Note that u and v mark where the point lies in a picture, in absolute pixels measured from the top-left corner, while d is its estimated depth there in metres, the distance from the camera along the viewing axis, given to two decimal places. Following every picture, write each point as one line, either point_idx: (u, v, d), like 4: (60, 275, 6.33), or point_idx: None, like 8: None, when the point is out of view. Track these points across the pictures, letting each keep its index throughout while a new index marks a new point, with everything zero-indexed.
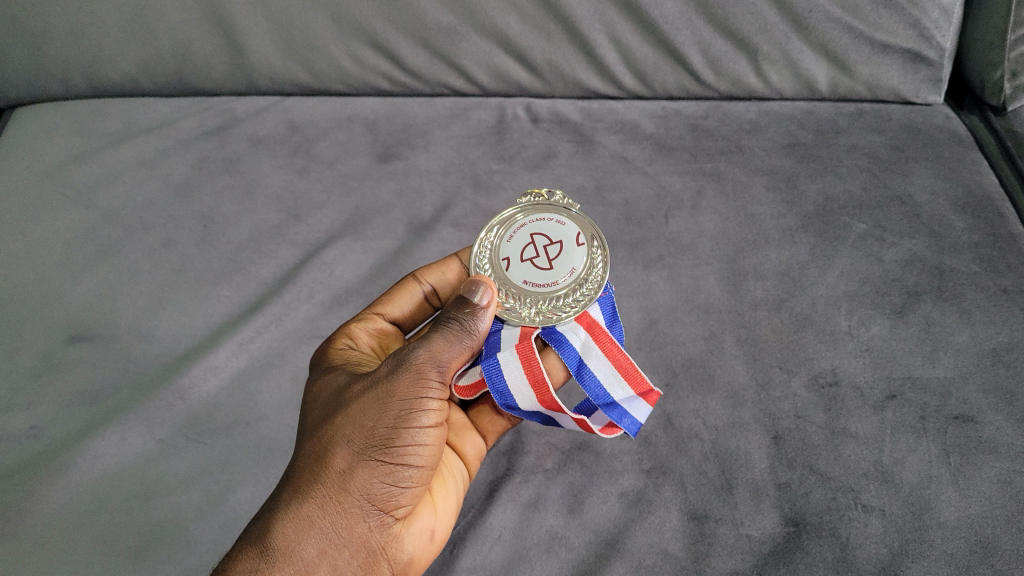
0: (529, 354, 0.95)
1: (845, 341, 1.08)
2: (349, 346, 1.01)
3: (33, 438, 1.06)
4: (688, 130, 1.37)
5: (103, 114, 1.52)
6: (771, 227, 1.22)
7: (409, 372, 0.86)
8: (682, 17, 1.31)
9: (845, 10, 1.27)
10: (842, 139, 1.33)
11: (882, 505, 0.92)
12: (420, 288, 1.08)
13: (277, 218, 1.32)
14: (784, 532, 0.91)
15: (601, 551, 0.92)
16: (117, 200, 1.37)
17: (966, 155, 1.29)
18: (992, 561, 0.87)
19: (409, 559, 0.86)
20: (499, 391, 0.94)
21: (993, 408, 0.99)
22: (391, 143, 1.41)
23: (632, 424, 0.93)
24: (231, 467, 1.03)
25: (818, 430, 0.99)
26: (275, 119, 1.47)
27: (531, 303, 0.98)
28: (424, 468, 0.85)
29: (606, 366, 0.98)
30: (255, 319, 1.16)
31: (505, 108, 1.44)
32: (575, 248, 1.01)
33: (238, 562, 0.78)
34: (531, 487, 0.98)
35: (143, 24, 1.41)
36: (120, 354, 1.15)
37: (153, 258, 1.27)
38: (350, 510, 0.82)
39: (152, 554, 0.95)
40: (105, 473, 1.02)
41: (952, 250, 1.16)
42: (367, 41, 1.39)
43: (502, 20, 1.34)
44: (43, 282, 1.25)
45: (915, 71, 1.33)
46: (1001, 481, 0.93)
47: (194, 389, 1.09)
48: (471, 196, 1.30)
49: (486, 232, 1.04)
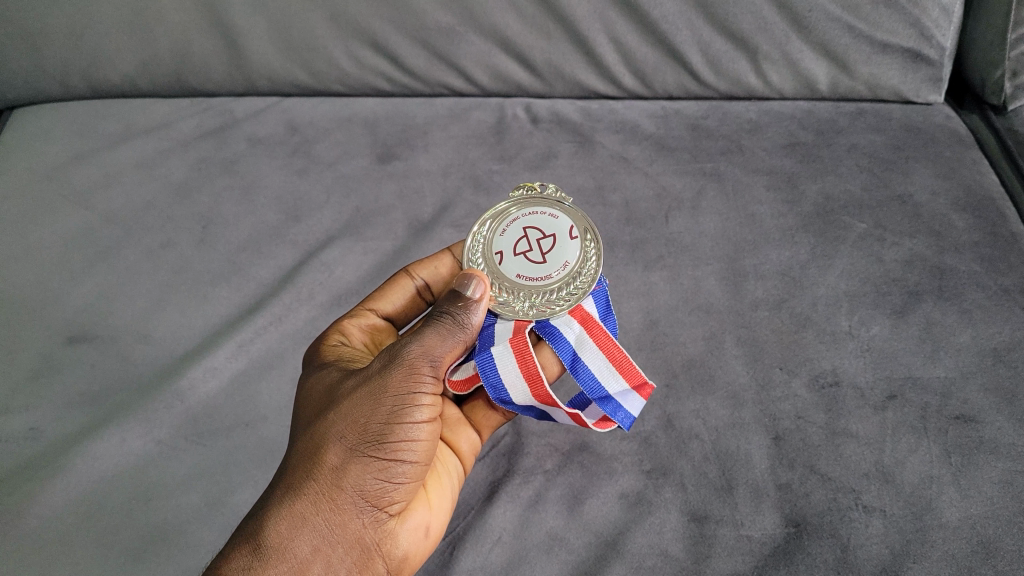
0: (523, 348, 0.93)
1: (845, 341, 1.07)
2: (342, 342, 1.01)
3: (32, 440, 1.06)
4: (688, 130, 1.37)
5: (102, 116, 1.52)
6: (772, 227, 1.22)
7: (402, 368, 0.85)
8: (683, 17, 1.30)
9: (845, 9, 1.26)
10: (842, 139, 1.33)
11: (883, 506, 0.92)
12: (413, 283, 1.08)
13: (276, 219, 1.32)
14: (784, 533, 0.90)
15: (601, 552, 0.92)
16: (116, 201, 1.37)
17: (965, 155, 1.28)
18: (994, 562, 0.87)
19: (404, 554, 0.86)
20: (493, 385, 0.92)
21: (994, 408, 0.99)
22: (390, 144, 1.41)
23: (626, 418, 0.93)
24: (231, 469, 1.03)
25: (818, 430, 0.99)
26: (275, 120, 1.48)
27: (524, 297, 0.98)
28: (417, 463, 0.85)
29: (600, 359, 0.97)
30: (254, 320, 1.16)
31: (505, 108, 1.44)
32: (568, 241, 1.01)
33: (232, 560, 0.78)
34: (530, 487, 0.98)
35: (142, 24, 1.41)
36: (120, 355, 1.15)
37: (152, 259, 1.27)
38: (343, 506, 0.82)
39: (152, 556, 0.95)
40: (105, 474, 1.02)
41: (952, 250, 1.16)
42: (366, 42, 1.39)
43: (502, 20, 1.34)
44: (42, 284, 1.25)
45: (915, 70, 1.32)
46: (1003, 481, 0.93)
47: (193, 391, 1.09)
48: (472, 197, 1.30)
49: (480, 226, 1.04)
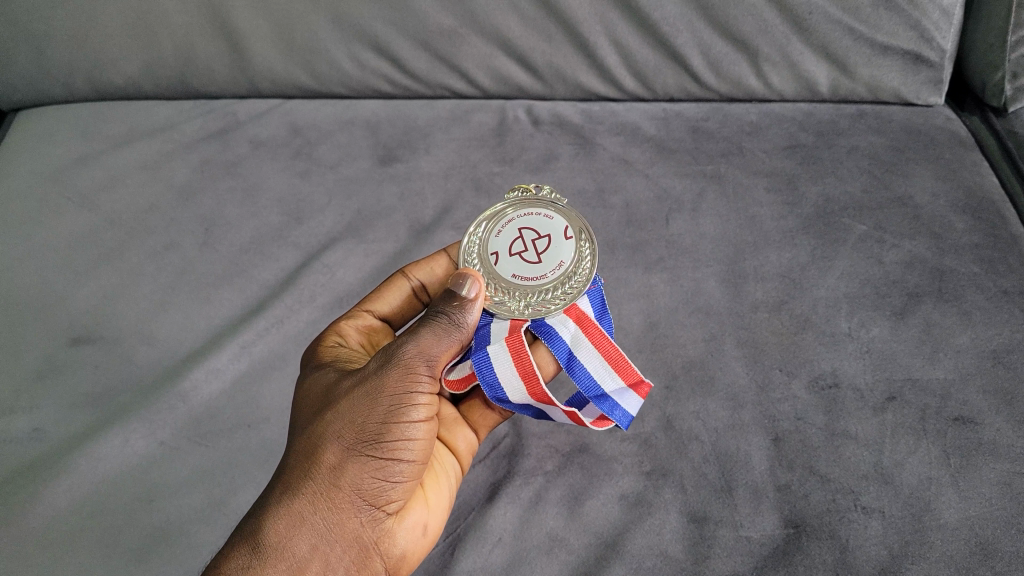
0: (519, 346, 0.94)
1: (845, 343, 1.08)
2: (339, 343, 1.01)
3: (36, 441, 1.07)
4: (689, 131, 1.38)
5: (106, 117, 1.53)
6: (772, 229, 1.23)
7: (398, 368, 0.86)
8: (683, 19, 1.30)
9: (845, 12, 1.26)
10: (843, 141, 1.34)
11: (882, 507, 0.93)
12: (409, 283, 1.09)
13: (278, 220, 1.32)
14: (783, 534, 0.91)
15: (601, 553, 0.92)
16: (120, 203, 1.38)
17: (966, 157, 1.29)
18: (992, 563, 0.87)
19: (402, 553, 0.87)
20: (489, 384, 0.93)
21: (993, 410, 1.00)
22: (392, 146, 1.41)
23: (623, 416, 0.94)
24: (234, 469, 1.03)
25: (817, 432, 0.99)
26: (277, 121, 1.48)
27: (520, 297, 0.99)
28: (415, 463, 0.86)
29: (596, 359, 0.97)
30: (257, 321, 1.17)
31: (507, 110, 1.45)
32: (563, 242, 1.01)
33: (230, 559, 0.79)
34: (530, 488, 0.98)
35: (145, 28, 1.41)
36: (122, 356, 1.16)
37: (156, 260, 1.28)
38: (341, 505, 0.82)
39: (154, 557, 0.96)
40: (109, 475, 1.03)
41: (952, 251, 1.17)
42: (369, 44, 1.40)
43: (503, 22, 1.34)
44: (46, 285, 1.26)
45: (915, 72, 1.33)
46: (1001, 482, 0.93)
47: (196, 392, 1.10)
48: (473, 199, 1.31)
49: (475, 227, 1.04)
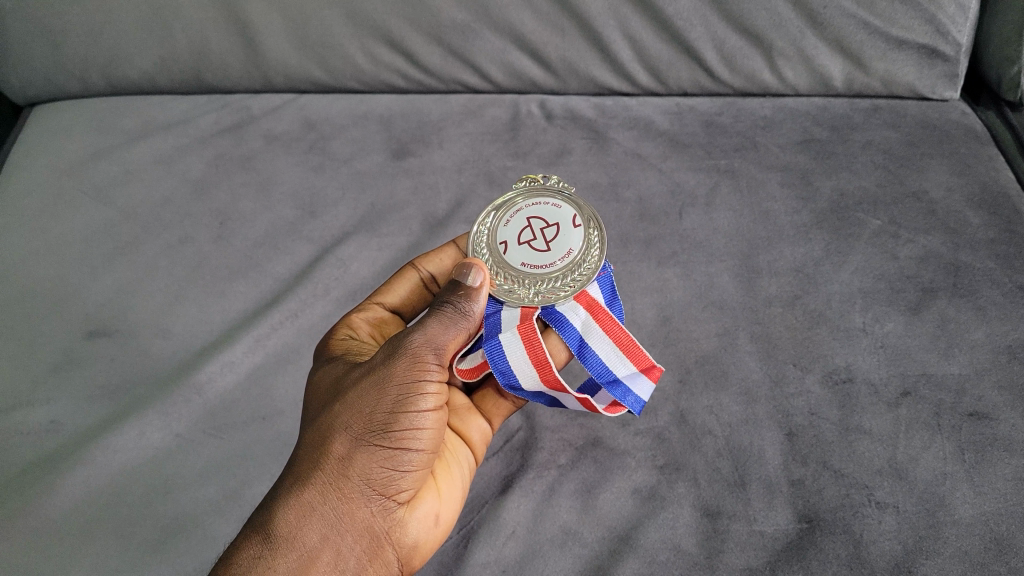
0: (531, 334, 0.96)
1: (859, 338, 1.08)
2: (350, 335, 1.02)
3: (53, 432, 1.08)
4: (703, 126, 1.37)
5: (121, 113, 1.54)
6: (785, 224, 1.22)
7: (405, 357, 0.86)
8: (697, 13, 1.30)
9: (860, 6, 1.26)
10: (858, 135, 1.33)
11: (896, 502, 0.92)
12: (418, 275, 1.09)
13: (293, 214, 1.33)
14: (797, 529, 0.91)
15: (614, 546, 0.92)
16: (134, 197, 1.39)
17: (982, 152, 1.28)
18: (1007, 559, 0.87)
19: (414, 543, 0.87)
20: (502, 372, 0.95)
21: (1008, 405, 0.99)
22: (405, 140, 1.42)
23: (635, 402, 0.95)
24: (249, 461, 1.04)
25: (831, 427, 0.99)
26: (291, 116, 1.49)
27: (529, 284, 0.98)
28: (425, 452, 0.86)
29: (607, 345, 0.99)
30: (271, 314, 1.17)
31: (519, 105, 1.45)
32: (572, 230, 1.01)
33: (242, 549, 0.80)
34: (543, 481, 0.99)
35: (161, 22, 1.42)
36: (138, 349, 1.17)
37: (170, 255, 1.29)
38: (351, 495, 0.83)
39: (170, 547, 0.97)
40: (126, 466, 1.04)
41: (968, 247, 1.16)
42: (382, 39, 1.40)
43: (516, 17, 1.35)
44: (61, 278, 1.27)
45: (931, 66, 1.32)
46: (1016, 477, 0.93)
47: (211, 385, 1.11)
48: (486, 193, 1.31)
49: (484, 217, 1.04)
